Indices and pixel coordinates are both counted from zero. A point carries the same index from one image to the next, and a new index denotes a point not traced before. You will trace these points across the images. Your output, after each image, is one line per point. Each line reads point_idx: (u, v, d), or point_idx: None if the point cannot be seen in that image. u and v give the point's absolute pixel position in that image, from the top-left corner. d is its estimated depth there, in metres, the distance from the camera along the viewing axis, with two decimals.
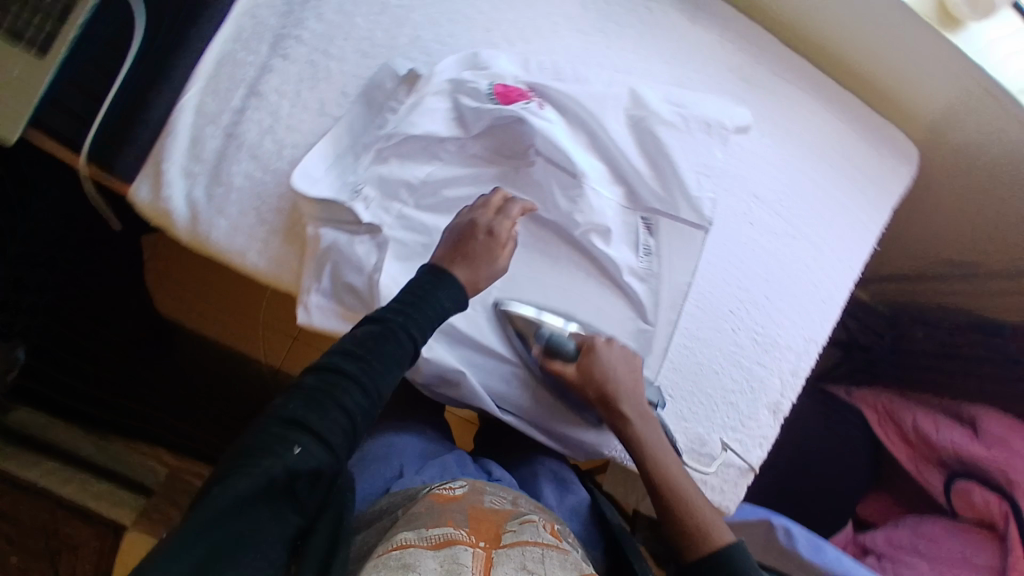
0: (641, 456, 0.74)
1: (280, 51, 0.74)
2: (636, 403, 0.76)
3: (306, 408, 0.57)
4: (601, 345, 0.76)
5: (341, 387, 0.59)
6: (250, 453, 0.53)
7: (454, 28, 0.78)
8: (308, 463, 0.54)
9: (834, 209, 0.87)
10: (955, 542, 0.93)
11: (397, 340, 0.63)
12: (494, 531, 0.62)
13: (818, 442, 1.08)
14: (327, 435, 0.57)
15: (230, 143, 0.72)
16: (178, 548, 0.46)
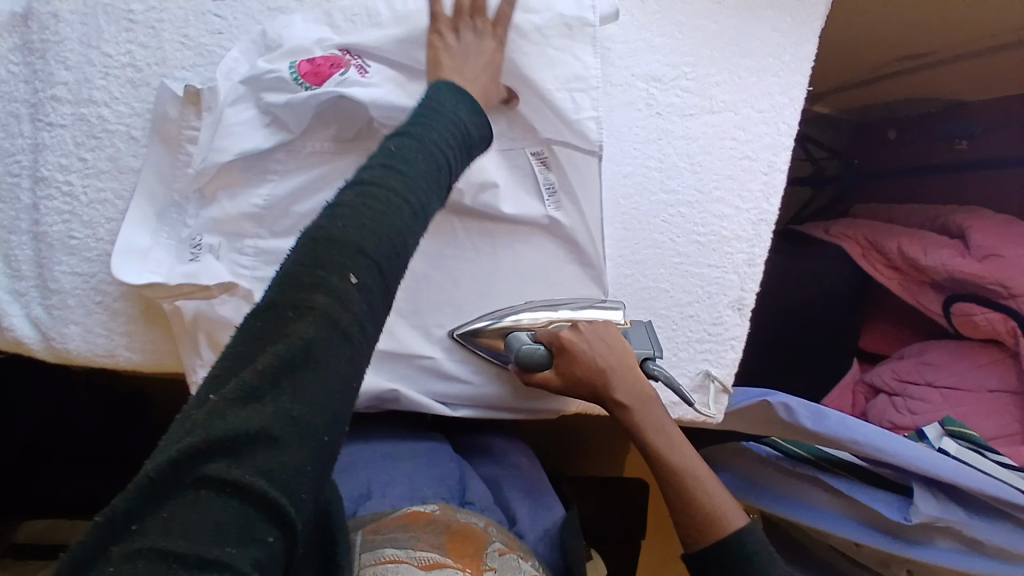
0: (640, 441, 0.65)
1: (43, 120, 0.61)
2: (633, 387, 0.65)
3: (355, 226, 0.41)
4: (568, 338, 0.63)
5: (381, 196, 0.42)
6: (302, 282, 0.38)
7: (223, 7, 0.62)
8: (369, 303, 0.40)
9: (750, 61, 0.73)
10: (961, 363, 0.93)
11: (433, 158, 0.47)
12: (477, 557, 0.59)
13: (807, 296, 1.00)
14: (386, 275, 0.42)
15: (41, 246, 0.62)
16: (229, 419, 0.35)
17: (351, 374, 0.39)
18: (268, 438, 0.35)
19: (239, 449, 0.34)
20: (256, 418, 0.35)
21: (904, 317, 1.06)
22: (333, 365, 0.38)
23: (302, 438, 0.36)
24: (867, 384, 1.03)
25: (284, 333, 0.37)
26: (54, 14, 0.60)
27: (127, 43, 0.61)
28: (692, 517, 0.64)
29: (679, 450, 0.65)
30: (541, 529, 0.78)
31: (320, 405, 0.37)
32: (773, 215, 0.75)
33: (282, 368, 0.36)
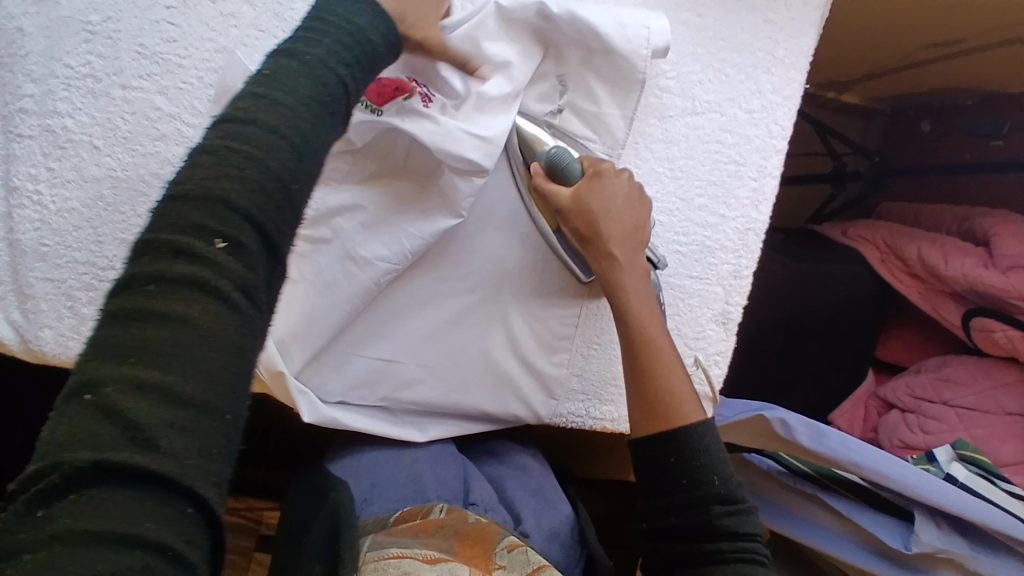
0: (619, 298, 0.63)
1: (12, 130, 0.62)
2: (632, 244, 0.64)
3: (210, 175, 0.35)
4: (607, 171, 0.63)
5: (239, 136, 0.36)
6: (164, 248, 0.34)
7: (177, 14, 0.62)
8: (256, 254, 0.36)
9: (739, 59, 0.68)
10: (982, 382, 0.86)
11: (319, 82, 0.40)
12: (486, 551, 0.59)
13: (843, 303, 0.92)
14: (273, 223, 0.37)
15: (16, 252, 0.64)
16: (114, 406, 0.31)
17: (249, 335, 0.35)
18: (166, 418, 0.31)
19: (134, 433, 0.30)
20: (149, 402, 0.31)
21: (929, 325, 0.98)
22: (222, 334, 0.34)
23: (203, 417, 0.32)
24: (881, 398, 0.96)
25: (158, 307, 0.33)
26: (18, 29, 0.61)
27: (87, 54, 0.61)
28: (644, 401, 0.61)
29: (655, 334, 0.63)
30: (547, 527, 0.69)
31: (220, 381, 0.33)
32: (763, 223, 0.70)
33: (165, 344, 0.32)
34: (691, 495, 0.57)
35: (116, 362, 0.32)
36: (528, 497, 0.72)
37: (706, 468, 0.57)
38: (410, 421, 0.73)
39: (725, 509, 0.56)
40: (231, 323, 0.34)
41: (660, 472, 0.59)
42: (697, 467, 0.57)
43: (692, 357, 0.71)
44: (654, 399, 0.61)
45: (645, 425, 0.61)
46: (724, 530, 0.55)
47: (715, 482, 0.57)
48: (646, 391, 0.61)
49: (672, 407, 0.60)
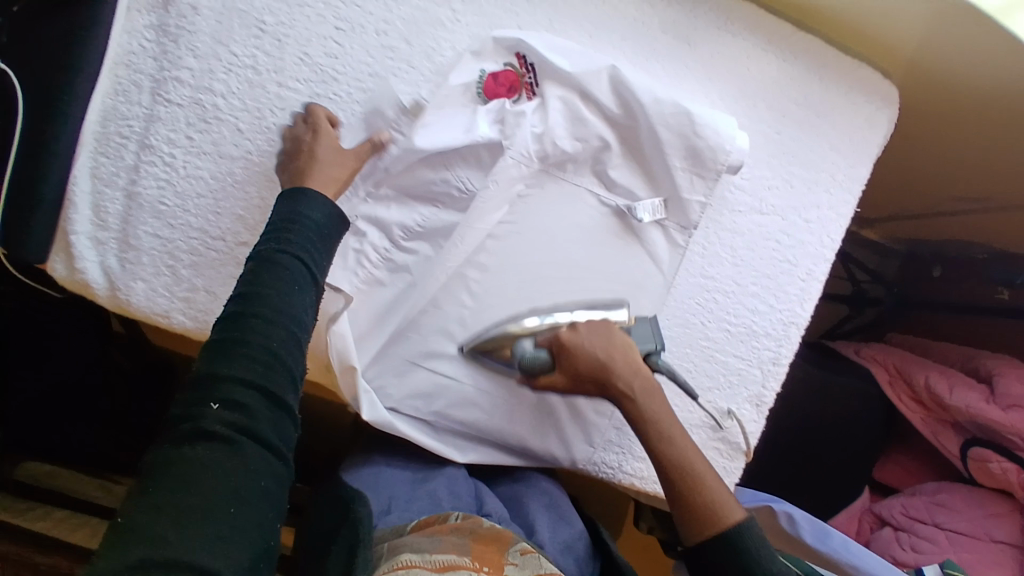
0: (649, 435, 0.65)
1: (162, 95, 0.68)
2: (632, 381, 0.65)
3: (213, 360, 0.50)
4: (568, 337, 0.65)
5: (234, 330, 0.51)
6: (179, 416, 0.49)
7: (344, 36, 0.69)
8: (258, 415, 0.49)
9: (811, 175, 0.76)
10: (974, 510, 0.91)
11: (292, 274, 0.54)
12: (498, 558, 0.61)
13: (848, 409, 1.00)
14: (263, 382, 0.50)
15: (131, 204, 0.69)
16: (142, 518, 0.44)
17: (259, 472, 0.48)
18: (174, 518, 0.44)
19: (153, 536, 0.43)
20: (161, 513, 0.44)
21: (925, 452, 1.04)
22: (215, 465, 0.47)
23: (204, 520, 0.45)
24: (875, 514, 1.01)
25: (175, 453, 0.47)
26: (193, 8, 0.67)
27: (253, 47, 0.68)
28: (696, 511, 0.63)
29: (694, 458, 0.65)
30: (562, 542, 0.79)
31: (215, 490, 0.46)
32: (806, 319, 0.77)
33: (171, 475, 0.46)
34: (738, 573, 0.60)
35: (144, 492, 0.46)
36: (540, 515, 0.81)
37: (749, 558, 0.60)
38: (450, 441, 0.76)
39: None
40: (237, 462, 0.47)
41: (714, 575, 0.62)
42: (737, 555, 0.61)
43: (728, 409, 0.76)
44: (701, 506, 0.63)
45: (698, 534, 0.63)
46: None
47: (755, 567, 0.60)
48: (689, 505, 0.64)
49: (710, 515, 0.63)
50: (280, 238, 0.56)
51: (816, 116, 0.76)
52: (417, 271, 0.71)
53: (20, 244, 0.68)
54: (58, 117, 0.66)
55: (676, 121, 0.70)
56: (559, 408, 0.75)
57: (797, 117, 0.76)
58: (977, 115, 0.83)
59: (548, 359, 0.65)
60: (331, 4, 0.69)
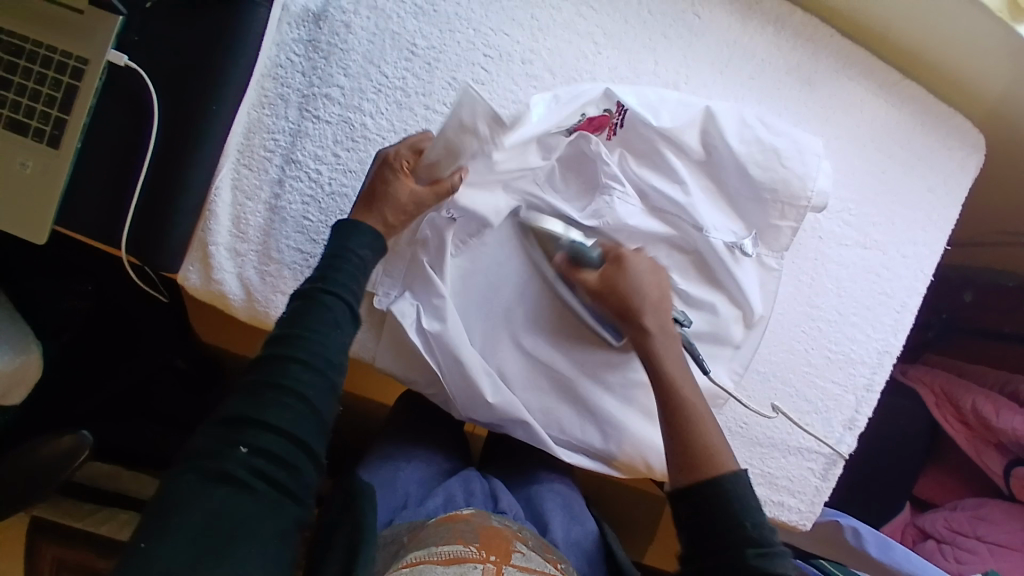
0: (655, 374, 0.67)
1: (311, 111, 0.69)
2: (658, 313, 0.68)
3: (246, 403, 0.54)
4: (627, 253, 0.69)
5: (269, 373, 0.55)
6: (205, 453, 0.53)
7: (492, 63, 0.72)
8: (285, 460, 0.53)
9: (910, 213, 0.82)
10: (1014, 524, 1.00)
11: (332, 318, 0.57)
12: (503, 547, 0.74)
13: (890, 429, 1.09)
14: (294, 428, 0.54)
15: (274, 218, 0.69)
16: (166, 550, 0.48)
17: (273, 513, 0.52)
18: (198, 553, 0.49)
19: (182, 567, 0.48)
20: (184, 547, 0.48)
21: (961, 469, 1.12)
22: (235, 506, 0.51)
23: (226, 556, 0.49)
24: (918, 527, 1.08)
25: (202, 490, 0.51)
26: (346, 25, 0.69)
27: (403, 68, 0.70)
28: (683, 454, 0.64)
29: (690, 395, 0.66)
30: (573, 538, 0.92)
31: (234, 530, 0.50)
32: (897, 349, 0.82)
33: (194, 510, 0.50)
34: (726, 539, 0.59)
35: (161, 526, 0.49)
36: (556, 510, 0.95)
37: (736, 515, 0.60)
38: (562, 442, 0.78)
39: (757, 551, 0.58)
40: (250, 504, 0.51)
41: (695, 519, 0.62)
42: (727, 513, 0.60)
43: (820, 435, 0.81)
44: (687, 447, 0.64)
45: (682, 477, 0.64)
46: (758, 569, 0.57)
47: (747, 527, 0.59)
48: (683, 448, 0.64)
49: (704, 457, 0.63)
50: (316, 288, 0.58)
51: (917, 159, 0.81)
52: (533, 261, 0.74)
53: (155, 252, 0.66)
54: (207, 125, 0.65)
55: (810, 162, 0.72)
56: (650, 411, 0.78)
57: (900, 160, 0.81)
58: None
59: (599, 260, 0.70)
60: (481, 31, 0.72)
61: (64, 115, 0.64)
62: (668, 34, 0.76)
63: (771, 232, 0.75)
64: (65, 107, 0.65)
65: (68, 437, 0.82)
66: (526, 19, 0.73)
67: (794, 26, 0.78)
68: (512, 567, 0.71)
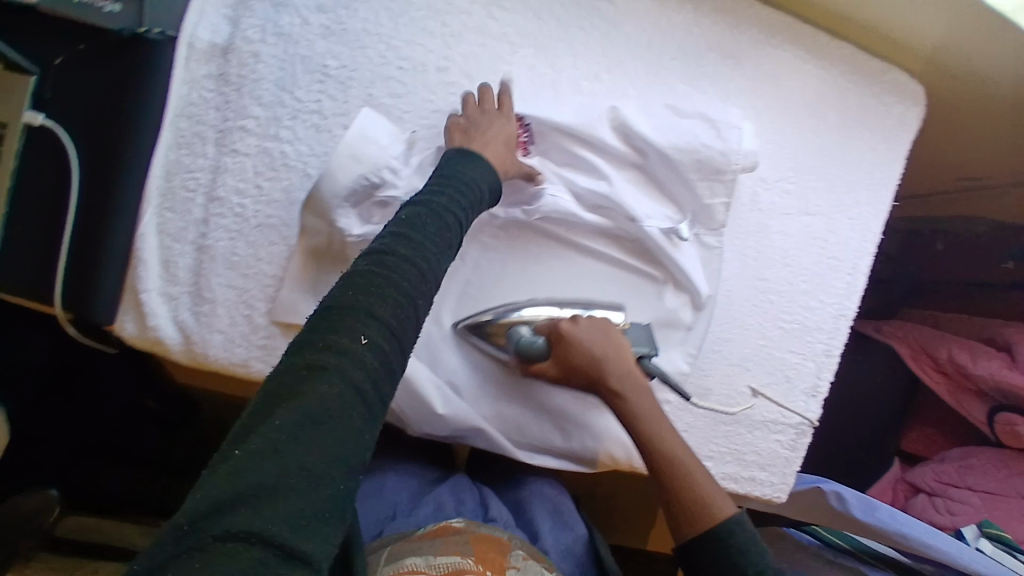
0: (636, 433, 0.64)
1: (228, 145, 0.68)
2: (625, 371, 0.66)
3: (358, 296, 0.45)
4: (567, 327, 0.67)
5: (393, 271, 0.47)
6: (314, 348, 0.42)
7: (406, 75, 0.71)
8: (372, 401, 0.42)
9: (851, 175, 0.81)
10: (1001, 472, 0.98)
11: (445, 222, 0.54)
12: (499, 562, 0.71)
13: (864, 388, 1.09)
14: (396, 335, 0.45)
15: (203, 257, 0.69)
16: (244, 470, 0.36)
17: (354, 437, 0.41)
18: (283, 478, 0.37)
19: (257, 499, 0.36)
20: (271, 468, 0.37)
21: (946, 420, 1.11)
22: (332, 415, 0.40)
23: (314, 486, 0.38)
24: (909, 483, 1.07)
25: (292, 394, 0.39)
26: (254, 54, 0.69)
27: (317, 91, 0.69)
28: (676, 514, 0.61)
29: (674, 446, 0.63)
30: (564, 546, 0.89)
31: (326, 448, 0.39)
32: (853, 313, 0.81)
33: (284, 424, 0.38)
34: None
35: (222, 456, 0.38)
36: (545, 515, 0.93)
37: (742, 569, 0.56)
38: (522, 445, 0.78)
39: None
40: (341, 415, 0.40)
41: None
42: (732, 568, 0.56)
43: (782, 406, 0.80)
44: (686, 506, 0.60)
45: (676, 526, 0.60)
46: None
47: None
48: (674, 497, 0.61)
49: (699, 508, 0.60)
50: (401, 224, 0.52)
51: (854, 120, 0.80)
52: (474, 272, 0.75)
53: (89, 304, 0.67)
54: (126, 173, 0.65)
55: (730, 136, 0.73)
56: (608, 404, 0.78)
57: (835, 123, 0.80)
58: (990, 104, 0.89)
59: (546, 346, 0.67)
60: (392, 44, 0.71)
61: None
62: (583, 25, 0.75)
63: (706, 210, 0.74)
64: None
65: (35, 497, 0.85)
66: (437, 27, 0.72)
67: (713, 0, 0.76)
68: None
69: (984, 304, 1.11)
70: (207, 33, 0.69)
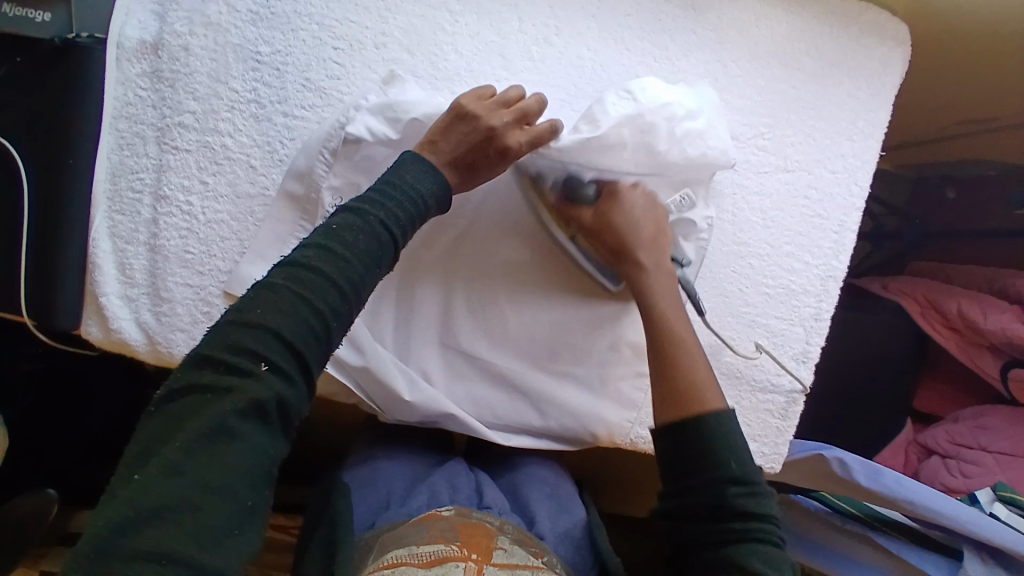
0: (648, 302, 0.66)
1: (169, 143, 0.67)
2: (654, 249, 0.68)
3: (270, 312, 0.45)
4: (626, 188, 0.68)
5: (307, 282, 0.46)
6: (221, 366, 0.43)
7: (344, 54, 0.69)
8: (277, 417, 0.44)
9: (831, 124, 0.76)
10: (1018, 430, 0.93)
11: (375, 236, 0.50)
12: (485, 545, 0.67)
13: (870, 349, 1.02)
14: (308, 351, 0.46)
15: (156, 257, 0.68)
16: (149, 489, 0.39)
17: (264, 451, 0.43)
18: (189, 496, 0.40)
19: (162, 516, 0.39)
20: (174, 485, 0.40)
21: (960, 378, 1.05)
22: (238, 435, 0.42)
23: (221, 502, 0.40)
24: (921, 444, 1.02)
25: (196, 414, 0.42)
26: (184, 47, 0.67)
27: (253, 80, 0.68)
28: (666, 388, 0.61)
29: (684, 328, 0.64)
30: (563, 530, 0.84)
31: (233, 468, 0.41)
32: (842, 271, 0.77)
33: (188, 445, 0.41)
34: (707, 477, 0.56)
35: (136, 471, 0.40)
36: (542, 498, 0.88)
37: (721, 455, 0.56)
38: (495, 428, 0.76)
39: (741, 490, 0.55)
40: (249, 434, 0.42)
41: (681, 457, 0.57)
42: (712, 455, 0.56)
43: (769, 374, 0.76)
44: (679, 385, 0.60)
45: (665, 417, 0.59)
46: (738, 507, 0.55)
47: (731, 467, 0.55)
48: (674, 388, 0.60)
49: (687, 396, 0.59)
50: (327, 235, 0.49)
51: (830, 64, 0.75)
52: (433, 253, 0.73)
53: (50, 312, 0.67)
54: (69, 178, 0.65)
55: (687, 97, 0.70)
56: (585, 380, 0.76)
57: (810, 70, 0.75)
58: None
59: (593, 196, 0.68)
60: (325, 24, 0.69)
61: None
62: None
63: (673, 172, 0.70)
64: None
65: (33, 497, 0.84)
66: (371, 1, 0.69)
67: None
68: (494, 566, 0.65)
69: (995, 252, 1.05)
70: (136, 29, 0.68)
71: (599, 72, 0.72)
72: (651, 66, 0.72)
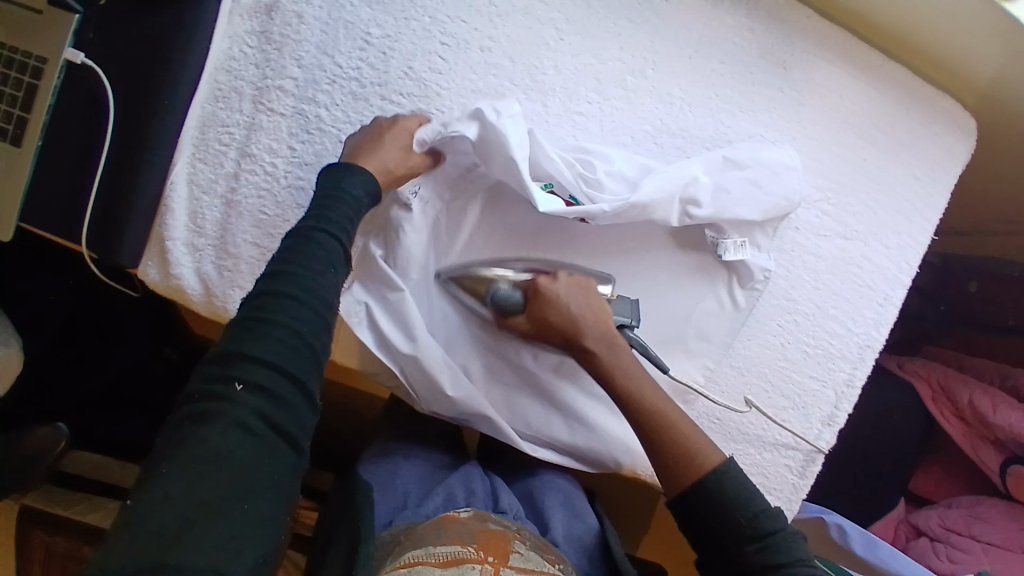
0: (619, 391, 0.64)
1: (264, 103, 0.68)
2: (603, 332, 0.65)
3: (240, 338, 0.50)
4: (544, 283, 0.65)
5: (277, 306, 0.52)
6: (204, 394, 0.48)
7: (449, 51, 0.70)
8: (268, 429, 0.48)
9: (892, 202, 0.79)
10: (1009, 524, 0.96)
11: (328, 255, 0.56)
12: (501, 548, 0.67)
13: (880, 424, 1.05)
14: (295, 362, 0.51)
15: (230, 212, 0.69)
16: (148, 513, 0.43)
17: (264, 464, 0.47)
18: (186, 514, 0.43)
19: (166, 534, 0.42)
20: (170, 506, 0.43)
21: (957, 465, 1.09)
22: (234, 452, 0.46)
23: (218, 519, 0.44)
24: (912, 524, 1.04)
25: (189, 438, 0.46)
26: (298, 15, 0.69)
27: (358, 59, 0.69)
28: (670, 460, 0.61)
29: (642, 385, 0.64)
30: (574, 538, 0.84)
31: (229, 484, 0.45)
32: (880, 343, 0.79)
33: (182, 468, 0.45)
34: (727, 539, 0.57)
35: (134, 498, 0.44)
36: (557, 510, 0.88)
37: (733, 511, 0.58)
38: (521, 436, 0.76)
39: (758, 544, 0.56)
40: (244, 448, 0.47)
41: (699, 522, 0.59)
42: (728, 516, 0.58)
43: (796, 430, 0.78)
44: (667, 455, 0.61)
45: (673, 483, 0.60)
46: (759, 564, 0.56)
47: (745, 523, 0.57)
48: (665, 457, 0.61)
49: (684, 454, 0.60)
50: (284, 261, 0.55)
51: (900, 145, 0.79)
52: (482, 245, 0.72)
53: (113, 248, 0.66)
54: (161, 119, 0.65)
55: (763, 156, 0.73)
56: (614, 401, 0.77)
57: (881, 147, 0.78)
58: None
59: (523, 301, 0.66)
60: (437, 19, 0.70)
61: (26, 114, 0.64)
62: (634, 18, 0.73)
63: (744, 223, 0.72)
64: (25, 106, 0.64)
65: (43, 431, 0.83)
66: (484, 4, 0.71)
67: (768, 7, 0.75)
68: (511, 569, 0.65)
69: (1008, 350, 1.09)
70: None
71: (685, 112, 0.74)
72: (735, 115, 0.75)
